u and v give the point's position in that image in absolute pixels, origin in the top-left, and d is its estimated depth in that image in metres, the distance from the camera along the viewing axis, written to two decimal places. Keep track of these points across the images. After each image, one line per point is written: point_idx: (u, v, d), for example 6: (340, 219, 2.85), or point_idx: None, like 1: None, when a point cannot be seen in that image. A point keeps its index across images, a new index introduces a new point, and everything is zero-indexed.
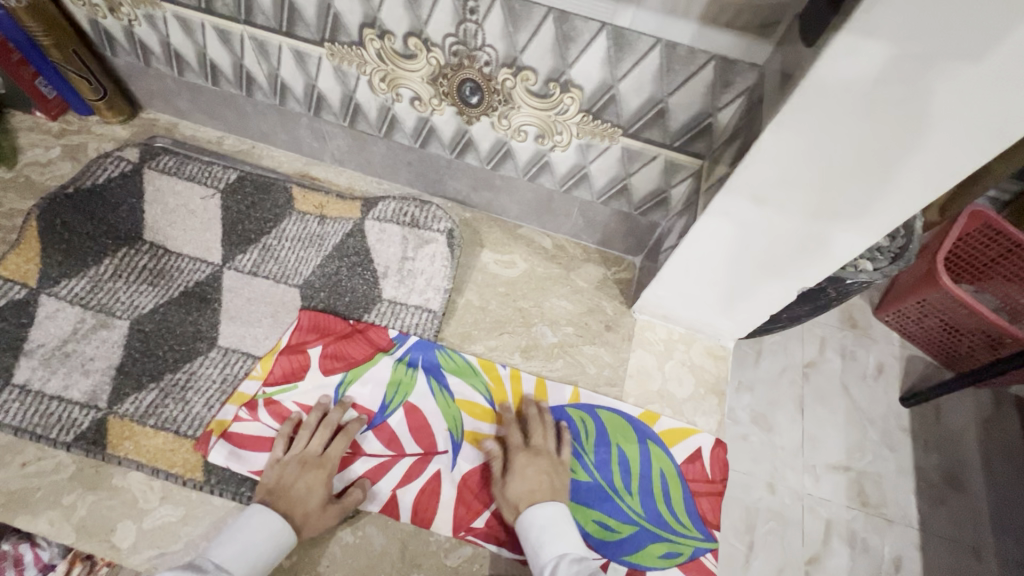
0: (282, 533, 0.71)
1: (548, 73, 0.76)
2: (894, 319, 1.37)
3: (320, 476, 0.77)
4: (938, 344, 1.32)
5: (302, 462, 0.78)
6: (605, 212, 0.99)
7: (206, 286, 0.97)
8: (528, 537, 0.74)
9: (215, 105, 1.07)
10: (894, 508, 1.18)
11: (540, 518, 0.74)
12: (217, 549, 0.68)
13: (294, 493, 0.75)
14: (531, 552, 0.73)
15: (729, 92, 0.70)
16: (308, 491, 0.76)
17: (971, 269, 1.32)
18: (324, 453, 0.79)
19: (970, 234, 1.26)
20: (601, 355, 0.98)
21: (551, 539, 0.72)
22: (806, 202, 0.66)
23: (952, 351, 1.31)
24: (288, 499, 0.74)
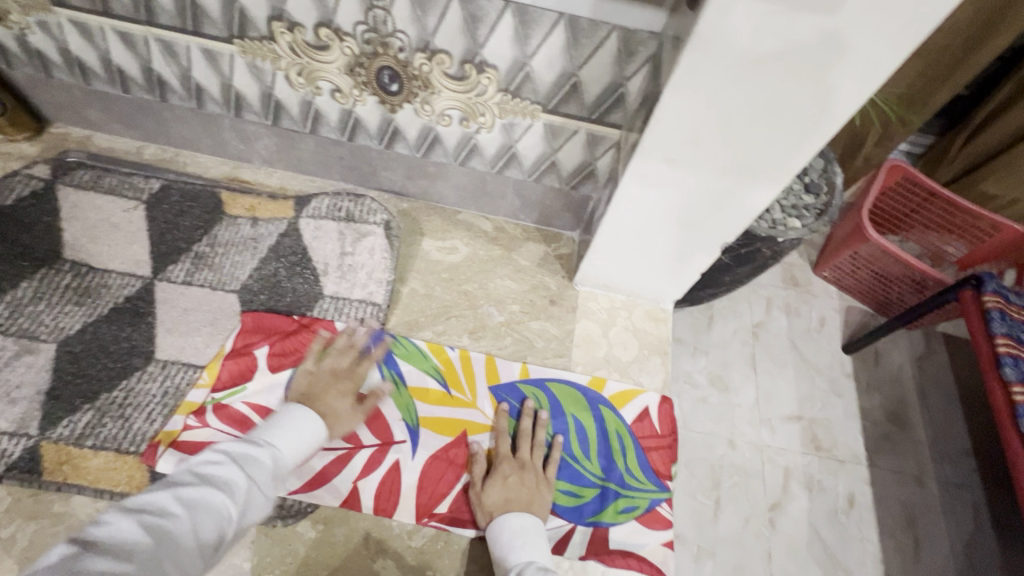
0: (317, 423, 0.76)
1: (462, 55, 0.77)
2: (831, 273, 1.45)
3: (349, 386, 0.83)
4: (873, 292, 1.41)
5: (332, 374, 0.84)
6: (538, 189, 1.01)
7: (138, 300, 0.93)
8: (498, 540, 0.76)
9: (130, 114, 1.03)
10: (843, 449, 1.27)
11: (515, 525, 0.76)
12: (268, 434, 0.71)
13: (327, 397, 0.80)
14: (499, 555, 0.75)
15: (633, 61, 0.73)
16: (342, 397, 0.81)
17: (892, 220, 1.40)
18: (346, 368, 0.85)
19: (892, 187, 1.34)
20: (548, 329, 1.01)
21: (517, 544, 0.74)
22: (713, 159, 0.70)
23: (885, 298, 1.40)
24: (322, 402, 0.79)
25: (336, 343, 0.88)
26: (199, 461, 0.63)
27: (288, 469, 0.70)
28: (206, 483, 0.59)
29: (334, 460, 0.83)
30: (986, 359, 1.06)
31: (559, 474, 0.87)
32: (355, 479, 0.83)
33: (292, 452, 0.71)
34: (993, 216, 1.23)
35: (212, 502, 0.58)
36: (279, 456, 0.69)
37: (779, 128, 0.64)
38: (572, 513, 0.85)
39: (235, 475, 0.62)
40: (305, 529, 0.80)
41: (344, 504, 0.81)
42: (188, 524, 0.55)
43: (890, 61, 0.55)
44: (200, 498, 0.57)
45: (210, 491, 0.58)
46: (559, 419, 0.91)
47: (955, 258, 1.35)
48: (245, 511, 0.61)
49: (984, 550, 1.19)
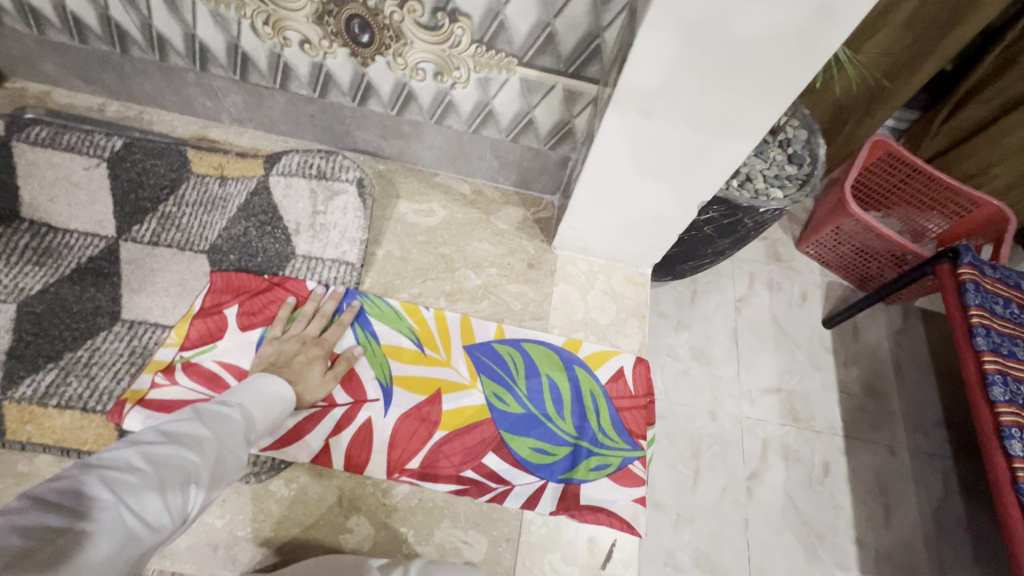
0: (285, 390, 0.76)
1: (433, 2, 0.75)
2: (814, 249, 1.46)
3: (318, 352, 0.84)
4: (853, 267, 1.42)
5: (300, 341, 0.84)
6: (516, 150, 0.99)
7: (102, 261, 0.91)
8: None
9: (90, 68, 0.98)
10: (820, 419, 1.29)
11: None
12: (234, 395, 0.71)
13: (296, 365, 0.81)
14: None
15: (610, 9, 0.71)
16: (309, 364, 0.82)
17: (879, 197, 1.40)
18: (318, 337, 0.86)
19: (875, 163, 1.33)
20: (526, 292, 1.00)
21: None
22: (688, 111, 0.69)
23: (864, 272, 1.41)
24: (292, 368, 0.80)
25: (309, 312, 0.88)
26: (165, 421, 0.61)
27: (258, 433, 0.70)
28: (173, 441, 0.58)
29: (305, 419, 0.83)
30: (958, 328, 1.07)
31: (531, 433, 0.88)
32: (327, 437, 0.82)
33: (266, 414, 0.72)
34: (969, 193, 1.25)
35: (180, 458, 0.56)
36: (248, 418, 0.69)
37: (755, 76, 0.63)
38: (545, 470, 0.85)
39: (201, 432, 0.61)
40: (277, 488, 0.79)
41: (316, 460, 0.81)
42: (156, 479, 0.53)
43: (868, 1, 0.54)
44: (168, 455, 0.56)
45: (178, 449, 0.57)
46: (533, 378, 0.92)
47: (935, 234, 1.36)
48: (216, 470, 0.60)
49: (951, 514, 1.23)
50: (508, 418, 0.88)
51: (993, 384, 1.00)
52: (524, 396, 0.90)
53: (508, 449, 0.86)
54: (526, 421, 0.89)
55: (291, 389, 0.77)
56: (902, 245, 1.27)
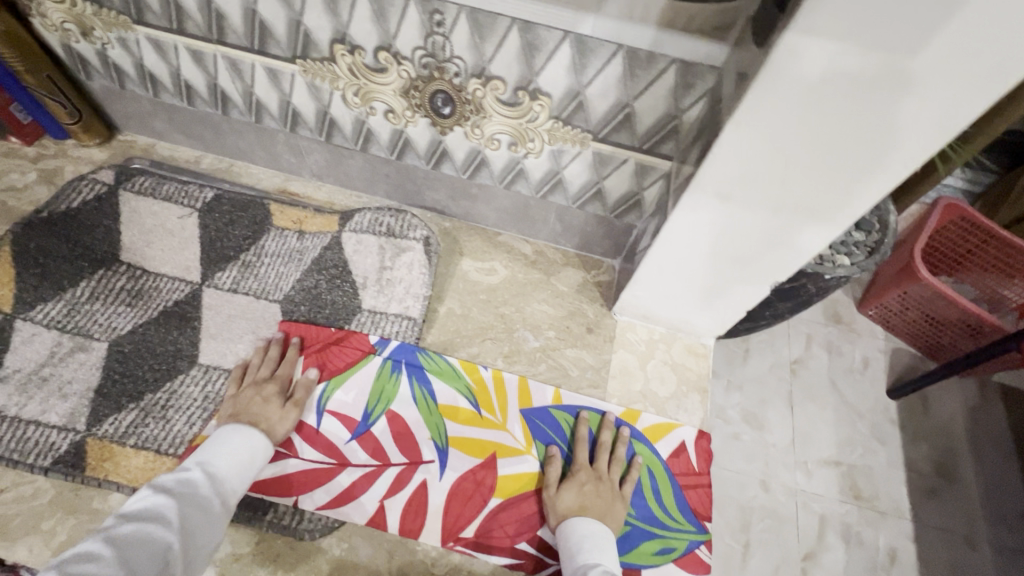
0: (251, 432, 0.78)
1: (516, 82, 0.77)
2: (877, 311, 1.38)
3: (271, 389, 0.85)
4: (921, 334, 1.33)
5: (255, 385, 0.85)
6: (581, 215, 1.01)
7: (186, 305, 0.97)
8: (569, 540, 0.76)
9: (193, 125, 1.08)
10: (887, 501, 1.19)
11: (585, 530, 0.76)
12: (195, 456, 0.73)
13: (255, 408, 0.81)
14: (566, 554, 0.75)
15: (690, 94, 0.71)
16: (266, 405, 0.82)
17: (948, 261, 1.33)
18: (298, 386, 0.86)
19: (948, 226, 1.27)
20: (584, 357, 0.99)
21: (601, 552, 0.74)
22: (767, 198, 0.67)
23: (936, 342, 1.32)
24: (252, 414, 0.80)
25: (274, 356, 0.90)
26: (128, 503, 0.64)
27: (236, 489, 0.72)
28: (137, 520, 0.61)
29: (363, 477, 0.84)
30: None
31: None
32: (383, 498, 0.83)
33: (234, 462, 0.73)
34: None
35: (144, 539, 0.59)
36: (215, 473, 0.71)
37: (846, 170, 0.60)
38: None
39: (165, 503, 0.64)
40: (329, 546, 0.80)
41: (371, 523, 0.81)
42: (119, 561, 0.56)
43: (976, 106, 0.50)
44: (131, 536, 0.59)
45: (140, 526, 0.60)
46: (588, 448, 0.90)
47: (1015, 304, 1.26)
48: (187, 542, 0.63)
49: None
50: None
51: None
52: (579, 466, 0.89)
53: None
54: None
55: (257, 431, 0.78)
56: (979, 314, 1.19)
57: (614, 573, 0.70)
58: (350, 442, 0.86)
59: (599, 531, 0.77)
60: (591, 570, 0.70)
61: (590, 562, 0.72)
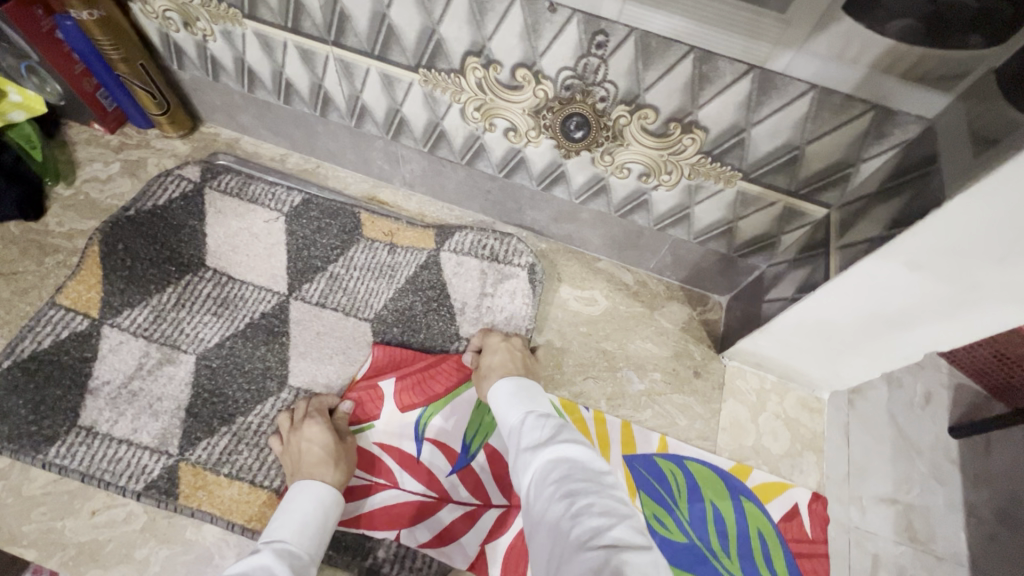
0: (308, 484, 0.70)
1: (671, 113, 0.69)
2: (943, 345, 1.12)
3: (315, 428, 0.77)
4: (987, 373, 1.07)
5: (294, 431, 0.78)
6: (699, 251, 0.93)
7: (273, 318, 0.92)
8: (498, 402, 0.72)
9: (284, 123, 1.01)
10: (943, 545, 0.96)
11: (508, 391, 0.73)
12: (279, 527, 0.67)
13: (303, 452, 0.75)
14: (501, 412, 0.71)
15: (881, 143, 0.63)
16: (313, 446, 0.75)
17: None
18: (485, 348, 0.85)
19: None
20: (691, 405, 0.92)
21: (518, 404, 0.70)
22: (968, 275, 0.58)
23: (1002, 382, 1.05)
24: (301, 465, 0.73)
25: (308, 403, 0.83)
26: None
27: (312, 559, 0.64)
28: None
29: (463, 517, 0.79)
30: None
31: (696, 570, 0.80)
32: (483, 543, 0.78)
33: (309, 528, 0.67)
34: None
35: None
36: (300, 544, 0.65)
37: None
38: None
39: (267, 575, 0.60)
40: None
41: (472, 568, 0.77)
42: None
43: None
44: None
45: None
46: (696, 503, 0.84)
47: None
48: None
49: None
50: (668, 548, 0.81)
51: None
52: (685, 523, 0.83)
53: None
54: (690, 552, 0.81)
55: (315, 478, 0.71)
56: None
57: (548, 415, 0.66)
58: (450, 476, 0.81)
59: (525, 388, 0.73)
60: (525, 423, 0.66)
61: (524, 412, 0.68)
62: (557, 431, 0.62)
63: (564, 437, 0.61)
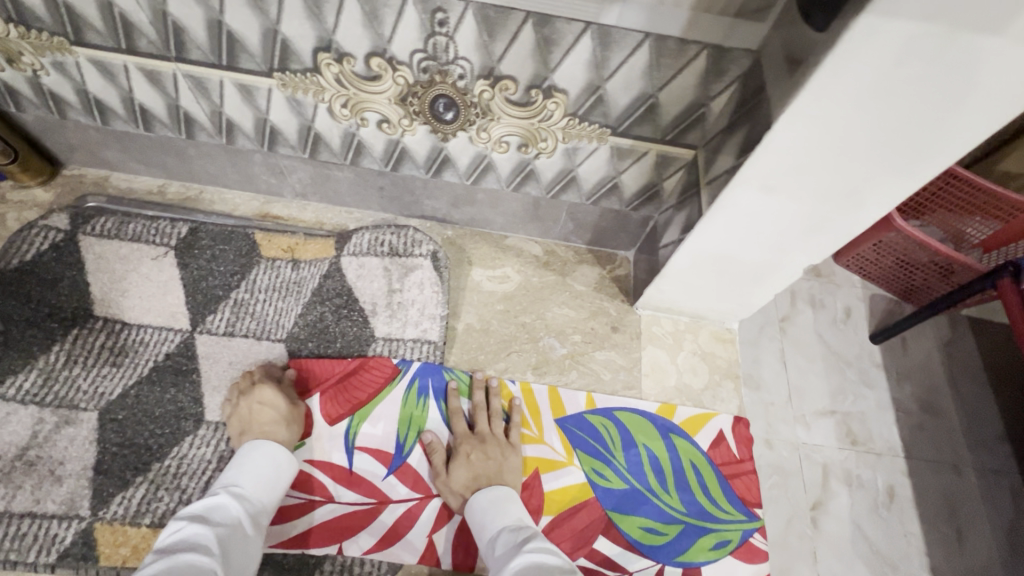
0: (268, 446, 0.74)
1: (529, 81, 0.71)
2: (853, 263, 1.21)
3: (267, 392, 0.79)
4: (894, 279, 1.17)
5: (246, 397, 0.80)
6: (595, 211, 0.95)
7: (178, 356, 0.87)
8: (473, 517, 0.74)
9: (153, 152, 0.95)
10: (881, 442, 1.06)
11: (485, 503, 0.74)
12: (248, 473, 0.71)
13: (257, 419, 0.77)
14: (475, 527, 0.73)
15: (721, 80, 0.67)
16: (265, 412, 0.77)
17: (913, 203, 1.17)
18: (457, 430, 0.83)
19: None
20: (613, 359, 0.95)
21: (493, 513, 0.72)
22: (813, 188, 0.64)
23: (908, 285, 1.16)
24: (255, 427, 0.76)
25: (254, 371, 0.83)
26: (162, 538, 0.58)
27: (267, 506, 0.69)
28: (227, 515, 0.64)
29: (407, 513, 0.79)
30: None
31: (639, 511, 0.84)
32: (430, 533, 0.78)
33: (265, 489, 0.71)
34: (1004, 194, 1.02)
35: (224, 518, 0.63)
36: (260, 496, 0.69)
37: (905, 153, 0.57)
38: (660, 552, 0.82)
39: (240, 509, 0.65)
40: None
41: (422, 560, 0.77)
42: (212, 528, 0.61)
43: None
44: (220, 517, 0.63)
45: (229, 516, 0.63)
46: (630, 450, 0.88)
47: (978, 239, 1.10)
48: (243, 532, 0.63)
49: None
50: (611, 497, 0.84)
51: None
52: (623, 470, 0.86)
53: (617, 529, 0.82)
54: (631, 497, 0.85)
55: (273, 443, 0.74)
56: (952, 254, 1.04)
57: (522, 527, 0.70)
58: (387, 477, 0.81)
59: (503, 495, 0.75)
60: (498, 539, 0.69)
61: (497, 527, 0.71)
62: (526, 541, 0.66)
63: (530, 545, 0.65)
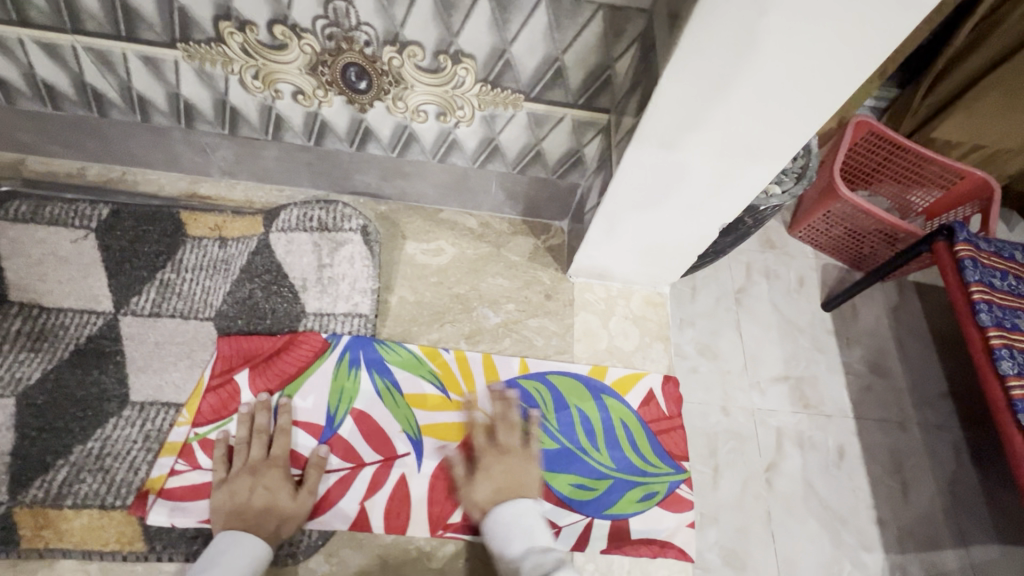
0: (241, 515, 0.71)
1: (435, 46, 0.71)
2: (807, 234, 1.24)
3: (274, 476, 0.76)
4: (844, 248, 1.21)
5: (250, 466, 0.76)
6: (523, 181, 0.96)
7: (103, 339, 0.86)
8: (494, 535, 0.73)
9: (67, 133, 0.93)
10: (832, 405, 1.11)
11: (508, 519, 0.73)
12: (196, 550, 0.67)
13: (259, 495, 0.74)
14: (495, 546, 0.72)
15: (621, 41, 0.68)
16: (270, 492, 0.74)
17: (864, 175, 1.25)
18: (477, 442, 0.82)
19: (858, 144, 1.19)
20: (546, 325, 0.97)
21: (514, 537, 0.71)
22: (709, 144, 0.66)
23: (856, 254, 1.21)
24: (255, 498, 0.73)
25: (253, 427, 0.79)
26: None
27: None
28: None
29: (339, 482, 0.80)
30: (977, 351, 0.95)
31: (569, 468, 0.86)
32: (362, 500, 0.79)
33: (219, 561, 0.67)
34: (949, 163, 1.11)
35: None
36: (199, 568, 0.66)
37: (787, 105, 0.59)
38: (589, 506, 0.84)
39: None
40: (317, 564, 0.76)
41: (354, 527, 0.78)
42: None
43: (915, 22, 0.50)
44: None
45: None
46: (562, 411, 0.90)
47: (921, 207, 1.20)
48: None
49: (1001, 487, 1.09)
50: (543, 457, 0.87)
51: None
52: (555, 431, 0.88)
53: (549, 487, 0.85)
54: (562, 456, 0.87)
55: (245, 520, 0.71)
56: (896, 223, 1.09)
57: (549, 551, 0.69)
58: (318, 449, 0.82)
59: (522, 511, 0.74)
60: (526, 558, 0.68)
61: (522, 548, 0.70)
62: (555, 567, 0.65)
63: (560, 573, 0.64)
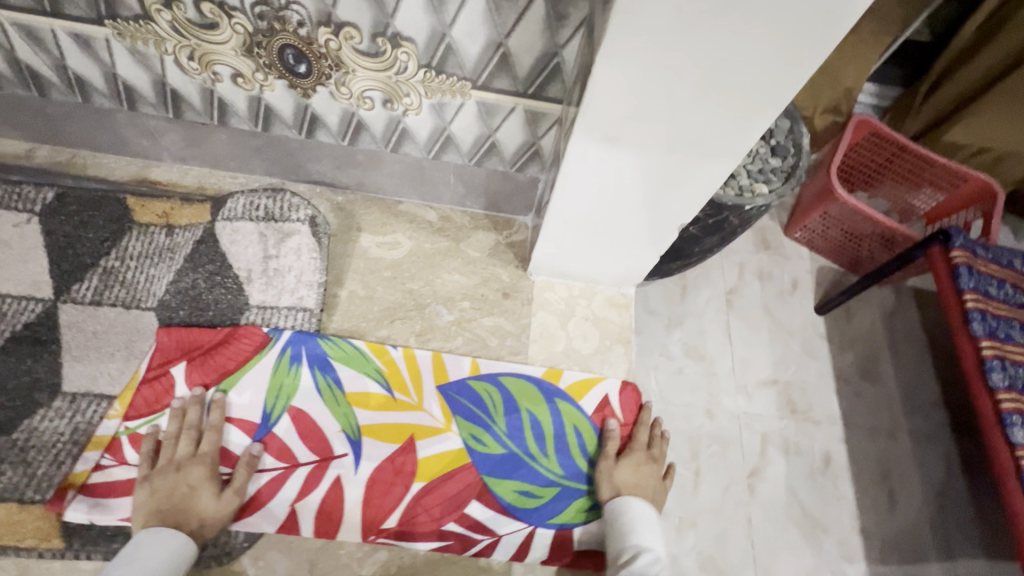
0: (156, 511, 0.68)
1: (371, 27, 0.67)
2: (803, 235, 1.19)
3: (199, 473, 0.73)
4: (841, 251, 1.16)
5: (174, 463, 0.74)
6: (482, 174, 0.92)
7: (41, 327, 0.83)
8: (618, 518, 0.78)
9: (10, 112, 0.90)
10: (821, 410, 1.06)
11: (636, 512, 0.78)
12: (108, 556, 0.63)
13: (182, 493, 0.71)
14: (614, 530, 0.77)
15: (566, 26, 0.64)
16: (194, 490, 0.72)
17: (864, 176, 1.18)
18: (632, 439, 0.87)
19: (858, 144, 1.13)
20: (501, 325, 0.94)
21: (646, 532, 0.76)
22: (654, 138, 0.62)
23: (853, 258, 1.16)
24: (177, 496, 0.71)
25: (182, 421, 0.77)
26: None
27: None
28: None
29: (271, 482, 0.78)
30: (969, 365, 0.90)
31: (514, 475, 0.83)
32: (293, 501, 0.77)
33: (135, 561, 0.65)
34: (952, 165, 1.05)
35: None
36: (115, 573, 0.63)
37: (732, 94, 0.55)
38: (532, 515, 0.81)
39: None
40: (242, 566, 0.74)
41: (282, 530, 0.76)
42: None
43: (860, 5, 0.45)
44: None
45: None
46: (512, 415, 0.86)
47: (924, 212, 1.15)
48: None
49: (984, 507, 1.04)
50: (487, 462, 0.83)
51: (1012, 426, 0.85)
52: (503, 435, 0.85)
53: (491, 494, 0.82)
54: (507, 461, 0.84)
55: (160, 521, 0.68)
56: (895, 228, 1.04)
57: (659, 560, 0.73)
58: None
59: (649, 518, 0.78)
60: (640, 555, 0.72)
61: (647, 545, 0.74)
62: None
63: None
